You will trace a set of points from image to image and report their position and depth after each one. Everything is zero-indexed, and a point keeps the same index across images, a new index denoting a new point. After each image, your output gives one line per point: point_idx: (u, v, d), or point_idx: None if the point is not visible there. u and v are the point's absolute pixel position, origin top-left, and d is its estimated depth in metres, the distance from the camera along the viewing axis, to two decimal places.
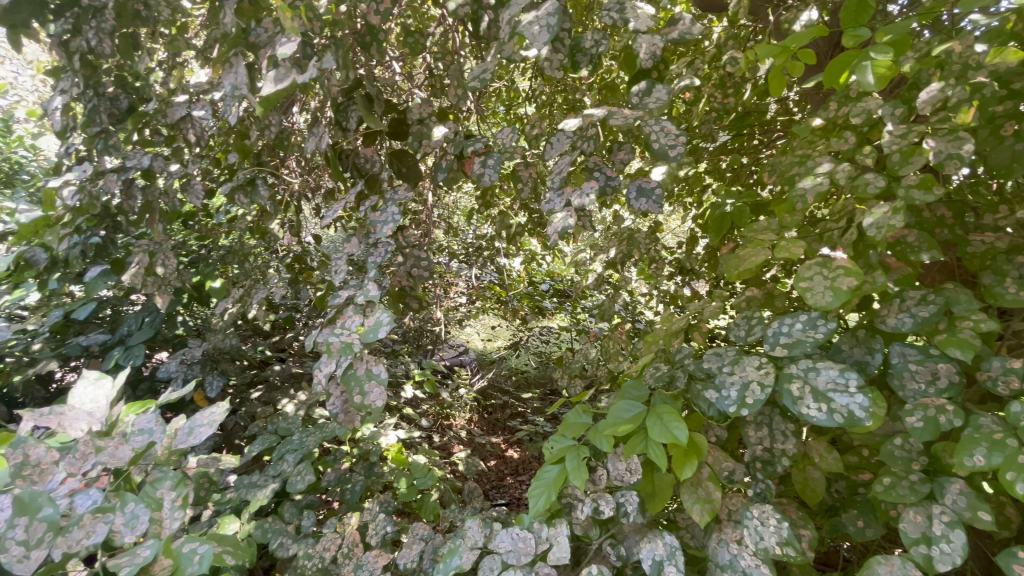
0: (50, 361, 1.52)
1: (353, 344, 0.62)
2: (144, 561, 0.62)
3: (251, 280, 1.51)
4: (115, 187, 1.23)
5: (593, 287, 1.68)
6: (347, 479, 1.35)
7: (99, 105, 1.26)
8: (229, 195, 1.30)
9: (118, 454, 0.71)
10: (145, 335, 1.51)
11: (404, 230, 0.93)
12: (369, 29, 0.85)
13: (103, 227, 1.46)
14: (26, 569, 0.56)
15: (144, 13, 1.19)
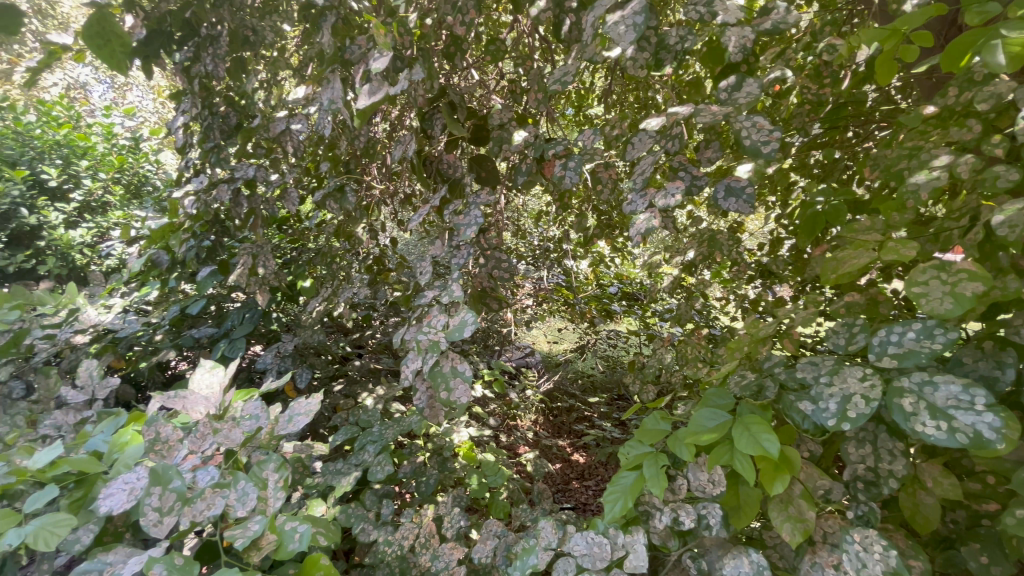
0: (169, 351, 1.71)
1: (439, 342, 0.65)
2: (253, 535, 0.68)
3: (337, 280, 1.61)
4: (225, 196, 1.36)
5: (667, 289, 1.62)
6: (422, 472, 1.40)
7: (213, 122, 1.41)
8: (320, 202, 1.40)
9: (231, 435, 0.80)
10: (246, 329, 1.66)
11: (485, 232, 0.95)
12: (454, 40, 0.89)
13: (213, 231, 1.63)
14: (160, 533, 0.65)
15: (252, 38, 1.32)
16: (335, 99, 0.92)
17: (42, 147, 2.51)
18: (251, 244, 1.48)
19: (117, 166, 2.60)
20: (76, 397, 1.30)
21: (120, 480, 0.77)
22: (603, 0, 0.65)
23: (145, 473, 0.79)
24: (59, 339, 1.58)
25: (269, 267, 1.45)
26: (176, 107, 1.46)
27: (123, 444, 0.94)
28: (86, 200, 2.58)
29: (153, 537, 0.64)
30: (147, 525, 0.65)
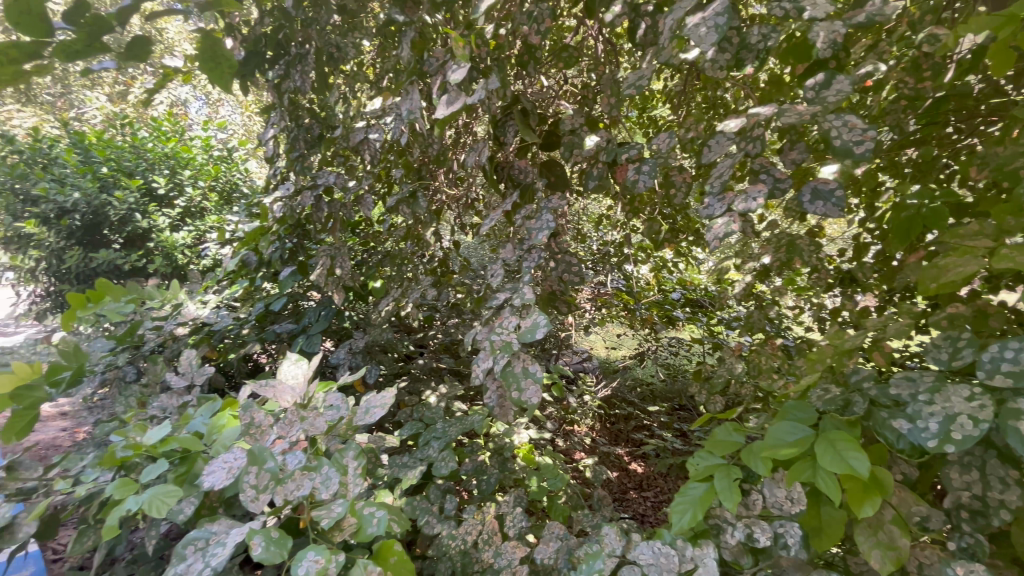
0: (255, 344, 1.86)
1: (511, 343, 0.67)
2: (337, 516, 0.74)
3: (406, 282, 1.69)
4: (309, 202, 1.47)
5: (738, 296, 1.55)
6: (483, 471, 1.42)
7: (299, 134, 1.52)
8: (394, 207, 1.47)
9: (316, 423, 0.86)
10: (322, 326, 1.77)
11: (556, 236, 0.96)
12: (528, 49, 0.91)
13: (295, 234, 1.76)
14: (257, 507, 0.73)
15: (336, 54, 1.42)
16: (413, 110, 0.96)
17: (151, 158, 2.79)
18: (329, 246, 1.58)
19: (212, 175, 2.85)
20: (179, 382, 1.45)
21: (220, 459, 0.85)
22: (684, 3, 0.65)
23: (241, 453, 0.87)
24: (165, 331, 1.76)
25: (346, 268, 1.55)
26: (267, 120, 1.59)
27: (220, 426, 1.04)
28: (187, 206, 2.86)
29: (251, 510, 0.71)
30: (246, 500, 0.73)
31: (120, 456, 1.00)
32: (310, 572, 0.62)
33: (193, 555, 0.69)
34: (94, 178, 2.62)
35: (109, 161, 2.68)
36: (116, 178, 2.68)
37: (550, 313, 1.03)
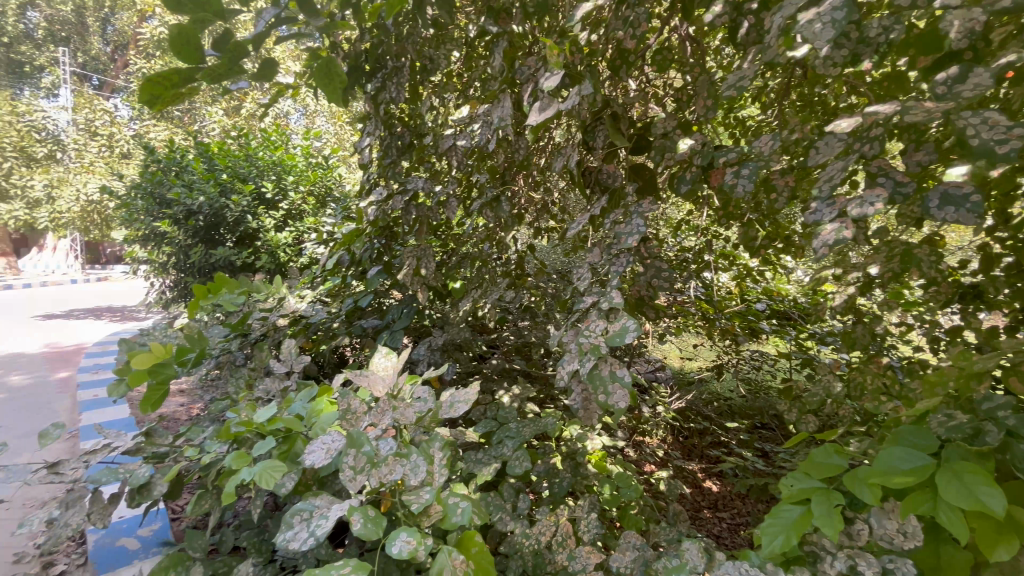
0: (345, 337, 2.00)
1: (600, 347, 0.67)
2: (425, 502, 0.78)
3: (485, 283, 1.74)
4: (399, 205, 1.55)
5: (838, 309, 1.42)
6: (555, 474, 1.42)
7: (392, 141, 1.62)
8: (478, 211, 1.52)
9: (406, 413, 0.92)
10: (405, 323, 1.85)
11: (646, 241, 0.95)
12: (621, 53, 0.92)
13: (384, 236, 1.87)
14: (354, 487, 0.78)
15: (430, 66, 1.50)
16: (505, 117, 0.99)
17: (262, 166, 3.05)
18: (415, 248, 1.66)
19: (312, 180, 3.05)
20: (281, 369, 1.59)
21: (319, 440, 0.93)
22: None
23: (338, 436, 0.94)
24: (269, 321, 1.94)
25: (430, 268, 1.62)
26: (363, 129, 1.71)
27: (320, 410, 1.13)
28: (290, 209, 3.09)
29: (349, 489, 0.77)
30: (346, 478, 0.78)
31: (234, 431, 1.12)
32: (403, 551, 0.66)
33: (299, 525, 0.77)
34: (216, 184, 2.94)
35: (229, 169, 2.99)
36: (234, 184, 2.98)
37: (637, 319, 1.01)
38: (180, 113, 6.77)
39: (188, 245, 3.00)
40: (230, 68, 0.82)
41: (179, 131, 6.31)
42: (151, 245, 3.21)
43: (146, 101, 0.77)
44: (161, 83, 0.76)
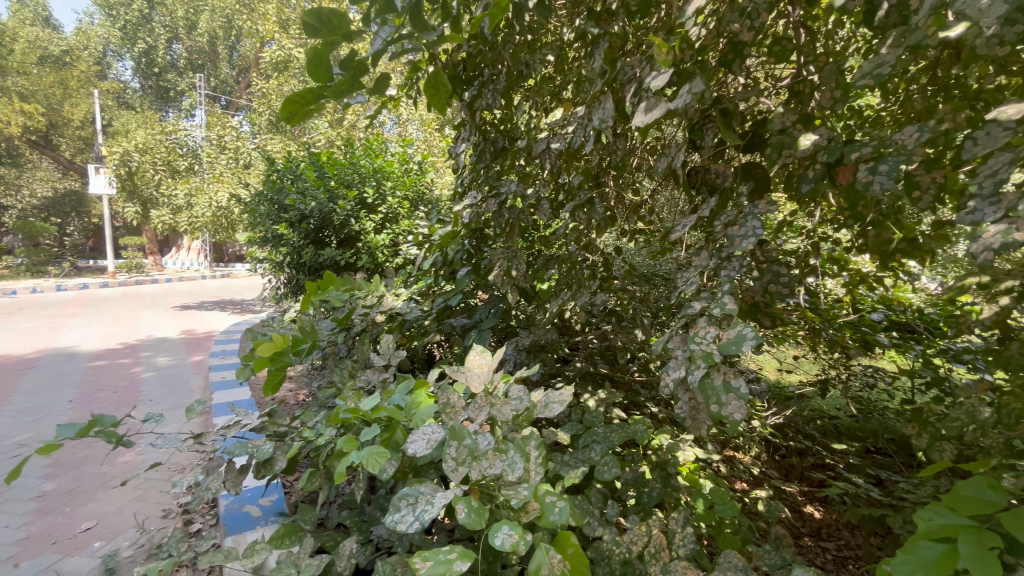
0: (435, 334, 2.08)
1: (712, 354, 0.66)
2: (524, 499, 0.80)
3: (574, 285, 1.73)
4: (492, 208, 1.57)
5: (985, 322, 1.23)
6: (644, 483, 1.38)
7: (486, 147, 1.65)
8: (570, 214, 1.52)
9: (504, 410, 0.95)
10: (492, 323, 1.86)
11: (761, 243, 0.92)
12: (733, 45, 0.86)
13: (475, 238, 1.93)
14: (457, 478, 0.82)
15: (525, 71, 1.53)
16: (606, 117, 0.98)
17: (364, 172, 3.26)
18: (506, 250, 1.70)
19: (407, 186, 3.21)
20: (380, 362, 1.71)
21: (420, 431, 0.99)
22: None
23: (436, 427, 0.99)
24: (369, 317, 2.08)
25: (521, 270, 1.64)
26: (458, 134, 1.77)
27: (419, 403, 1.20)
28: (387, 213, 3.29)
29: (451, 479, 0.81)
30: (448, 469, 0.83)
31: (343, 417, 1.21)
32: (505, 543, 0.69)
33: (405, 509, 0.82)
34: (325, 190, 3.21)
35: (338, 176, 3.22)
36: (340, 190, 3.21)
37: (751, 326, 0.96)
38: (293, 127, 7.51)
39: (301, 246, 3.32)
40: (351, 85, 0.89)
41: (292, 144, 7.02)
42: (269, 246, 3.58)
43: (285, 117, 0.87)
44: (297, 102, 0.85)
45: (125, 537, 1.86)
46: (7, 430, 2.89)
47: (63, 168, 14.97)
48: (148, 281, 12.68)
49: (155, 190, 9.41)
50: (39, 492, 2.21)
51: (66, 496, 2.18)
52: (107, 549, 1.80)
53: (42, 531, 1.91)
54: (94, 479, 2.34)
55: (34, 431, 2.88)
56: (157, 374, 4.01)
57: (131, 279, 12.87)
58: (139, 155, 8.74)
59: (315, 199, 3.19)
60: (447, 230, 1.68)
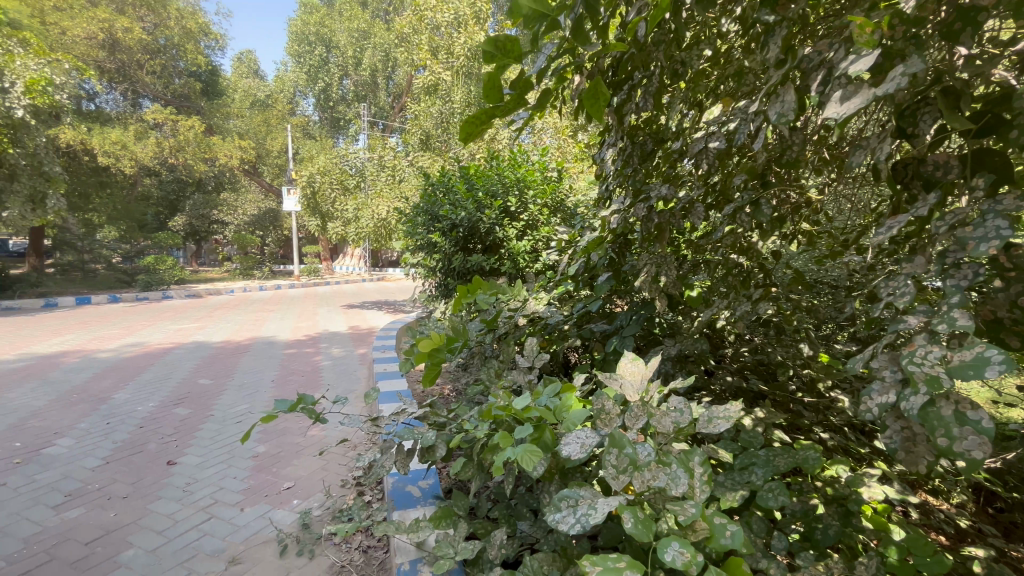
0: (575, 339, 2.08)
1: (939, 378, 0.58)
2: (692, 516, 0.77)
3: (730, 293, 1.60)
4: (641, 213, 1.53)
5: None
6: (817, 517, 1.22)
7: (635, 150, 1.62)
8: (730, 216, 1.42)
9: (663, 421, 0.93)
10: (636, 330, 1.78)
11: (1005, 246, 0.76)
12: (961, 13, 0.76)
13: (618, 243, 1.90)
14: (618, 484, 0.82)
15: (681, 70, 1.48)
16: (785, 111, 0.90)
17: (508, 183, 3.41)
18: (654, 255, 1.64)
19: (548, 193, 3.29)
20: (525, 363, 1.77)
21: (574, 434, 1.01)
22: None
23: (590, 433, 1.01)
24: (513, 320, 2.17)
25: (671, 276, 1.58)
26: (605, 140, 1.77)
27: (569, 405, 1.22)
28: (529, 220, 3.43)
29: (613, 486, 0.82)
30: (609, 475, 0.83)
31: (496, 414, 1.29)
32: (676, 560, 0.68)
33: (566, 509, 0.84)
34: (474, 201, 3.45)
35: (485, 188, 3.43)
36: (486, 201, 3.42)
37: (988, 345, 0.81)
38: (439, 144, 8.25)
39: (451, 253, 3.63)
40: (519, 104, 0.96)
41: (440, 160, 7.70)
42: (424, 253, 4.00)
43: (464, 138, 0.96)
44: (475, 124, 0.94)
45: (314, 499, 2.22)
46: (232, 400, 3.65)
47: (265, 192, 18.45)
48: (322, 284, 14.93)
49: (330, 207, 11.08)
50: (255, 453, 2.75)
51: (272, 459, 2.68)
52: (303, 506, 2.16)
53: (258, 485, 2.38)
54: (291, 447, 2.83)
55: (250, 403, 3.59)
56: (332, 362, 4.71)
57: (310, 282, 15.28)
58: (320, 177, 10.39)
59: (464, 210, 3.45)
60: (593, 235, 1.68)
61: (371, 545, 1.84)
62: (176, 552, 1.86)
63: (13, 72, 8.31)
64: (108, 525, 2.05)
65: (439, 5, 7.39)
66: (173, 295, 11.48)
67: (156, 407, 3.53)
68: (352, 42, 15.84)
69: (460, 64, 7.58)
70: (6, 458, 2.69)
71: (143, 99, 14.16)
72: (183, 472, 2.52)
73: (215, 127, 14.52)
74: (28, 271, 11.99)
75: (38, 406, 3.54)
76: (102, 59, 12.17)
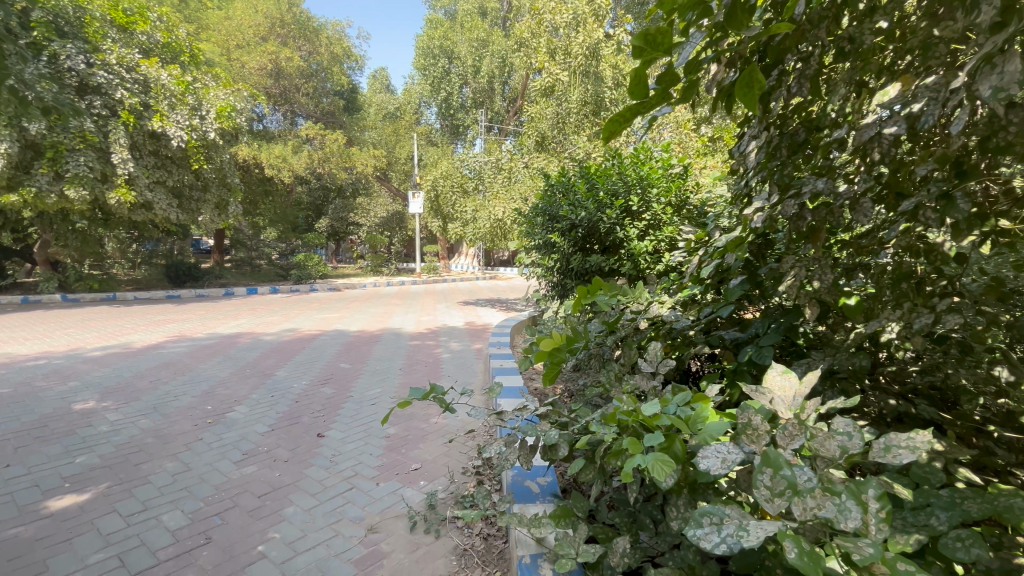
0: (703, 347, 1.91)
1: None
2: (869, 557, 0.68)
3: (902, 303, 1.38)
4: (791, 212, 1.38)
5: None
6: None
7: (783, 141, 1.46)
8: (909, 213, 1.22)
9: (827, 445, 0.83)
10: (775, 339, 1.57)
11: None
12: None
13: (757, 244, 1.74)
14: (774, 509, 0.75)
15: (848, 47, 1.31)
16: (1006, 84, 0.77)
17: (630, 181, 3.31)
18: (803, 257, 1.47)
19: (673, 191, 3.13)
20: (649, 369, 1.70)
21: (712, 447, 0.95)
22: None
23: (733, 449, 0.94)
24: (635, 323, 2.10)
25: (825, 281, 1.40)
26: (745, 132, 1.63)
27: (704, 417, 1.15)
28: (651, 219, 3.30)
29: (768, 509, 0.75)
30: (761, 497, 0.77)
31: (622, 419, 1.25)
32: None
33: (710, 527, 0.79)
34: (595, 201, 3.43)
35: (606, 187, 3.37)
36: (608, 200, 3.36)
37: None
38: (554, 145, 8.31)
39: (570, 253, 3.67)
40: (664, 98, 0.92)
41: (555, 161, 7.74)
42: (543, 252, 4.10)
43: (605, 136, 0.95)
44: (617, 122, 0.92)
45: (438, 482, 2.38)
46: (367, 384, 4.05)
47: (393, 196, 20.22)
48: (440, 282, 15.92)
49: (450, 209, 11.78)
50: (386, 433, 3.02)
51: (401, 440, 2.92)
52: (429, 488, 2.33)
53: (390, 463, 2.61)
54: (417, 431, 3.07)
55: (382, 388, 3.96)
56: (451, 356, 5.00)
57: (429, 279, 16.26)
58: (443, 182, 11.12)
59: (584, 210, 3.44)
60: (731, 235, 1.56)
61: (491, 534, 1.91)
62: (326, 514, 2.12)
63: (209, 102, 10.15)
64: (274, 483, 2.40)
65: (559, 7, 7.42)
66: (317, 289, 13.09)
67: (308, 385, 4.06)
68: (473, 52, 16.64)
69: (578, 64, 7.36)
70: (201, 418, 3.29)
71: (299, 119, 16.39)
72: (330, 444, 2.86)
73: (354, 140, 16.26)
74: (214, 266, 14.55)
75: (221, 377, 4.27)
76: (270, 86, 14.32)
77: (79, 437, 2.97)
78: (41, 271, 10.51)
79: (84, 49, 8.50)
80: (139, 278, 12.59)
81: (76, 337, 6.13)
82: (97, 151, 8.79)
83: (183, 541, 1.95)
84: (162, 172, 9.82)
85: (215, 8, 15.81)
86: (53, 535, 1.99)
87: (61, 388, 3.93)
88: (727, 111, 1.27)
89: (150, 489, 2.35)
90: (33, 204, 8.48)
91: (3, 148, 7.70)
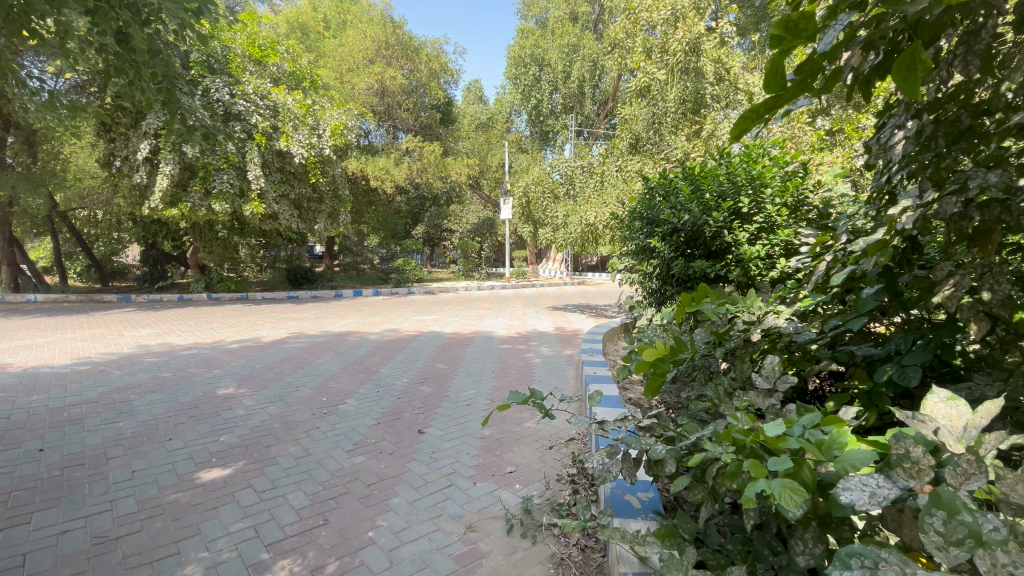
0: (829, 363, 1.71)
1: None
2: None
3: None
4: (952, 210, 1.18)
5: None
6: None
7: (940, 129, 1.26)
8: None
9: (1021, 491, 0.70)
10: (921, 356, 1.35)
11: None
12: None
13: (901, 247, 1.52)
14: (948, 559, 0.65)
15: None
16: None
17: (739, 182, 3.09)
18: (967, 264, 1.26)
19: (791, 191, 2.86)
20: (765, 384, 1.56)
21: (858, 479, 0.84)
22: None
23: (884, 484, 0.82)
24: (747, 334, 1.94)
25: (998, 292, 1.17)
26: (888, 120, 1.44)
27: (842, 443, 1.01)
28: (765, 221, 3.06)
29: (941, 559, 0.64)
30: (931, 544, 0.66)
31: (737, 437, 1.15)
32: None
33: (862, 571, 0.70)
34: (700, 203, 3.25)
35: (712, 188, 3.19)
36: (714, 202, 3.18)
37: None
38: (650, 147, 8.07)
39: (671, 258, 3.56)
40: (799, 90, 0.87)
41: (650, 162, 7.48)
42: (642, 258, 4.00)
43: (734, 135, 0.89)
44: (750, 118, 0.85)
45: (533, 487, 2.39)
46: (462, 385, 4.20)
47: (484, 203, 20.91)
48: (529, 286, 16.17)
49: (541, 214, 11.91)
50: (482, 434, 3.10)
51: (495, 442, 2.98)
52: (524, 492, 2.34)
53: (486, 464, 2.67)
54: (511, 435, 3.11)
55: (476, 389, 4.08)
56: (542, 361, 5.02)
57: (519, 284, 16.60)
58: (535, 188, 11.39)
59: (688, 212, 3.29)
60: (870, 238, 1.38)
61: (589, 545, 1.87)
62: (427, 509, 2.22)
63: (325, 121, 11.26)
64: (380, 473, 2.57)
65: (656, 3, 7.14)
66: (415, 291, 13.91)
67: (409, 383, 4.31)
68: (563, 57, 16.74)
69: (676, 61, 7.10)
70: (318, 408, 3.63)
71: (400, 133, 17.58)
72: (430, 441, 3.00)
73: (450, 150, 17.09)
74: (327, 269, 16.12)
75: (334, 372, 4.69)
76: (376, 105, 15.54)
77: (222, 418, 3.41)
78: (193, 274, 12.35)
79: (228, 82, 9.86)
80: (267, 280, 14.32)
81: (217, 331, 7.07)
82: (237, 170, 10.14)
83: (305, 520, 2.15)
84: (287, 186, 11.05)
85: (331, 37, 17.44)
86: (204, 502, 2.30)
87: (208, 374, 4.57)
88: (866, 99, 1.13)
89: (278, 469, 2.63)
90: (189, 216, 9.99)
91: (168, 170, 9.14)
